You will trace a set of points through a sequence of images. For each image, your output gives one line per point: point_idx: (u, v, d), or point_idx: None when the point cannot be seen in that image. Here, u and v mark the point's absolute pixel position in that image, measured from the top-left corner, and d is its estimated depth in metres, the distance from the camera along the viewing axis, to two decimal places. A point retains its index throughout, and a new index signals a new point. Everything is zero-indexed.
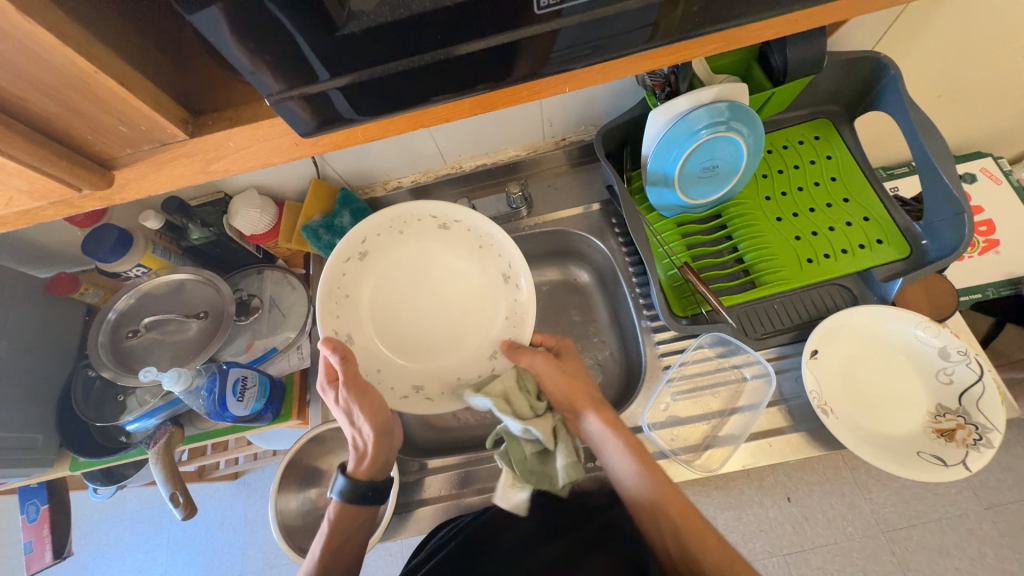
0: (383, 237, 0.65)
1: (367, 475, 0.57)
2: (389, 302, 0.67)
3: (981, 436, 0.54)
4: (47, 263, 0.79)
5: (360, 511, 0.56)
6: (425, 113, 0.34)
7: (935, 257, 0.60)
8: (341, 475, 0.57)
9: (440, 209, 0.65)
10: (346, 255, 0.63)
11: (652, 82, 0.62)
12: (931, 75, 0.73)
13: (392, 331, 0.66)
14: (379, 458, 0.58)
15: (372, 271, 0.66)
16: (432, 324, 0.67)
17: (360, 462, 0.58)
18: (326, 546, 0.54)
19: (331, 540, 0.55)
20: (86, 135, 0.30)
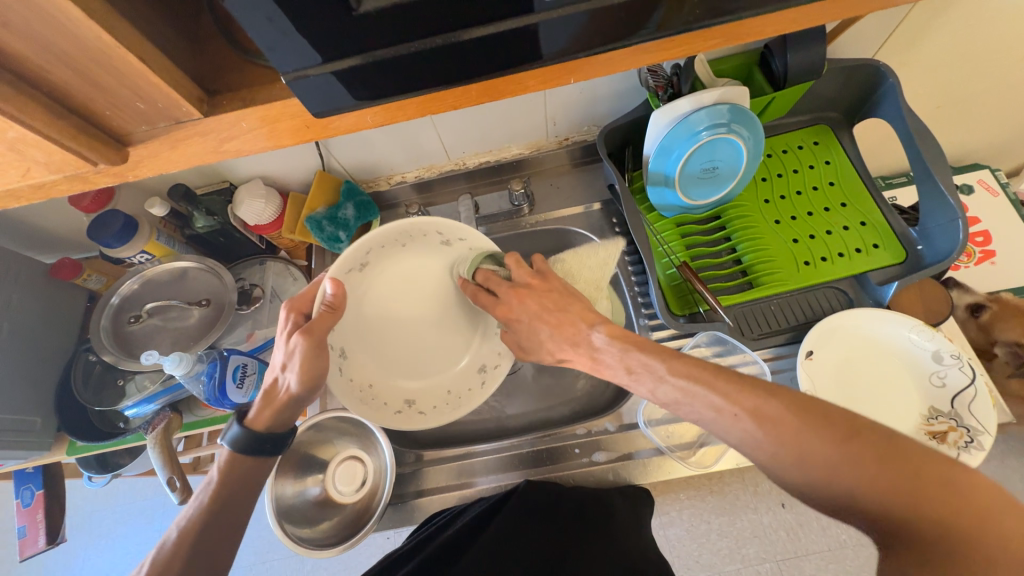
0: (342, 326, 0.56)
1: (260, 428, 0.56)
2: (388, 348, 0.61)
3: (972, 439, 0.55)
4: (52, 248, 0.80)
5: (257, 460, 0.56)
6: (433, 99, 0.35)
7: (930, 261, 0.61)
8: (236, 424, 0.55)
9: (349, 259, 0.51)
10: (335, 366, 0.55)
11: (655, 84, 0.63)
12: (930, 85, 0.74)
13: (411, 366, 0.63)
14: (283, 412, 0.56)
15: (355, 341, 0.58)
16: (426, 327, 0.63)
17: (261, 411, 0.56)
18: (217, 490, 0.53)
19: (223, 486, 0.54)
20: (103, 110, 0.31)
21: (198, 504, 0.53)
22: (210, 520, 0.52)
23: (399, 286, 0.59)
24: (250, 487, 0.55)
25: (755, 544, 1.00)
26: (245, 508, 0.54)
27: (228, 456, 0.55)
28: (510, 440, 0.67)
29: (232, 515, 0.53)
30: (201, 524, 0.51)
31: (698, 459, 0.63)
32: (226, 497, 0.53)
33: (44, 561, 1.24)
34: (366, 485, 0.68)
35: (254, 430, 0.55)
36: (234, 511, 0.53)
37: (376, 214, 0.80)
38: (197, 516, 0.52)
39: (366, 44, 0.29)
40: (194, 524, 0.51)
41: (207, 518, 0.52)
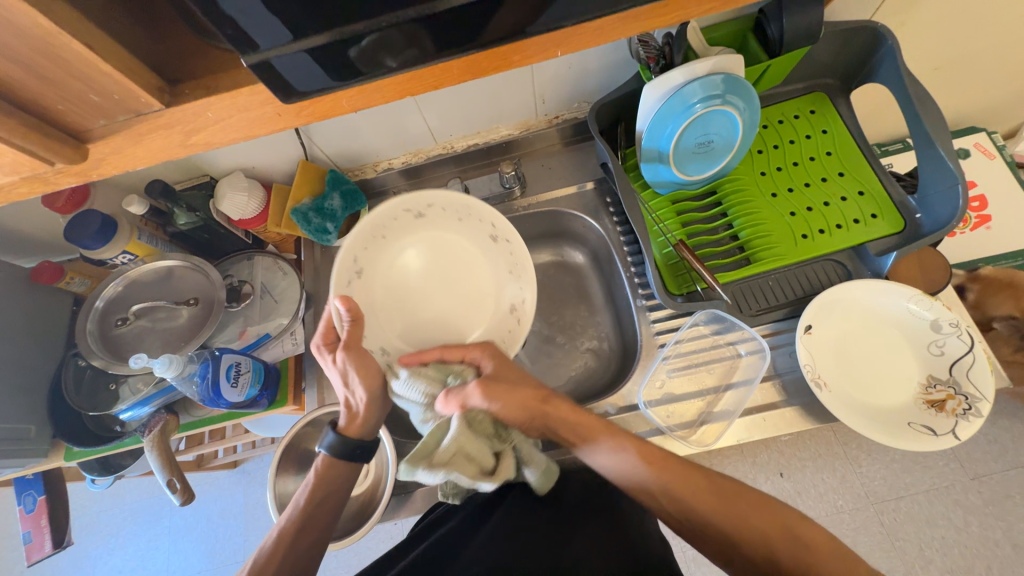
0: (374, 321, 0.62)
1: (353, 432, 0.55)
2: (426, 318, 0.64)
3: (970, 406, 0.55)
4: (31, 251, 0.77)
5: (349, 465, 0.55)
6: (412, 78, 0.33)
7: (929, 229, 0.60)
8: (330, 431, 0.55)
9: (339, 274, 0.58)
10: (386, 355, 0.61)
11: (646, 55, 0.60)
12: (928, 47, 0.72)
13: (454, 327, 0.65)
14: (371, 417, 0.56)
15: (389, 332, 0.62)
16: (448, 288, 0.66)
17: (352, 420, 0.56)
18: (311, 495, 0.53)
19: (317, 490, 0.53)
20: (56, 105, 0.29)
21: (295, 506, 0.53)
22: (303, 523, 0.52)
23: (404, 271, 0.65)
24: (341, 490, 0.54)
25: None
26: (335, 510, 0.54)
27: (324, 462, 0.54)
28: None
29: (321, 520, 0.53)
30: (295, 528, 0.52)
31: (699, 437, 0.63)
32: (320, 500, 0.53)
33: (54, 564, 1.25)
34: (369, 477, 0.68)
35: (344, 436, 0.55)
36: (324, 516, 0.53)
37: (363, 203, 0.78)
38: (294, 517, 0.52)
39: (335, 19, 0.27)
40: (289, 527, 0.52)
41: (298, 524, 0.52)
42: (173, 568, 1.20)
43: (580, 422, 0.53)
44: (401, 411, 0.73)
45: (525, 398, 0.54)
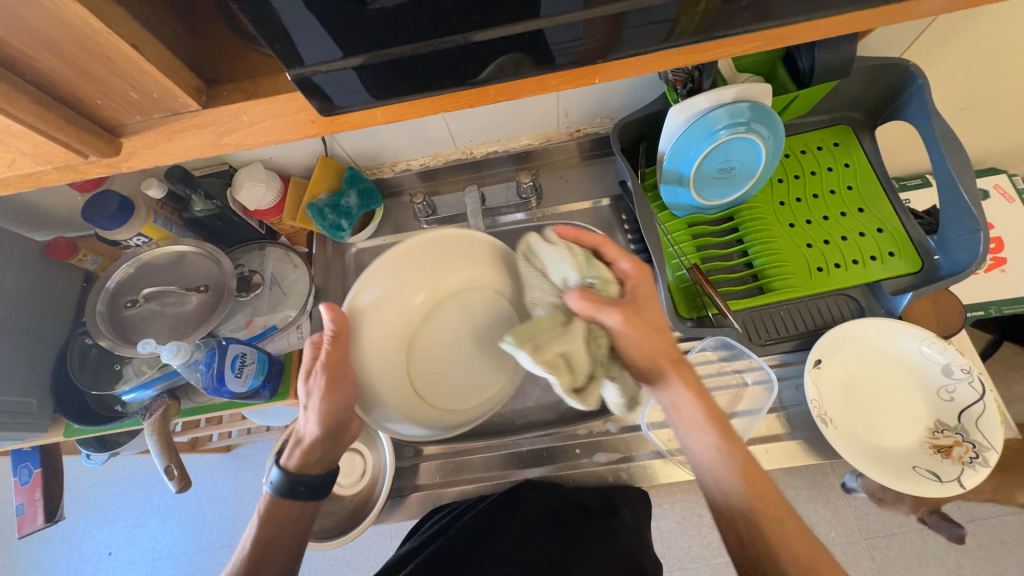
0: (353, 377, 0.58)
1: (306, 471, 0.55)
2: (442, 310, 0.69)
3: (977, 454, 0.54)
4: (47, 226, 0.78)
5: (297, 503, 0.54)
6: (447, 97, 0.33)
7: (947, 272, 0.60)
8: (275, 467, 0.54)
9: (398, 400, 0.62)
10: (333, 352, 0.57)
11: (673, 77, 0.60)
12: (956, 88, 0.71)
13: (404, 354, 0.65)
14: (317, 448, 0.55)
15: (398, 290, 0.66)
16: (463, 325, 0.68)
17: (295, 453, 0.56)
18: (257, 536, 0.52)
19: (263, 530, 0.52)
20: (93, 98, 0.29)
21: (240, 552, 0.51)
22: (258, 564, 0.50)
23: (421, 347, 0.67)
24: (290, 529, 0.53)
25: None
26: (293, 548, 0.52)
27: (268, 501, 0.54)
28: (509, 439, 0.68)
29: (277, 565, 0.51)
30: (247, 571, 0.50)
31: None
32: (268, 541, 0.52)
33: (42, 534, 1.26)
34: (364, 478, 0.69)
35: (292, 473, 0.54)
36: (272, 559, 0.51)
37: (379, 202, 0.78)
38: (241, 564, 0.51)
39: (382, 40, 0.27)
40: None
41: (251, 564, 0.50)
42: (160, 547, 1.20)
43: (693, 384, 0.51)
44: None
45: (667, 342, 0.52)
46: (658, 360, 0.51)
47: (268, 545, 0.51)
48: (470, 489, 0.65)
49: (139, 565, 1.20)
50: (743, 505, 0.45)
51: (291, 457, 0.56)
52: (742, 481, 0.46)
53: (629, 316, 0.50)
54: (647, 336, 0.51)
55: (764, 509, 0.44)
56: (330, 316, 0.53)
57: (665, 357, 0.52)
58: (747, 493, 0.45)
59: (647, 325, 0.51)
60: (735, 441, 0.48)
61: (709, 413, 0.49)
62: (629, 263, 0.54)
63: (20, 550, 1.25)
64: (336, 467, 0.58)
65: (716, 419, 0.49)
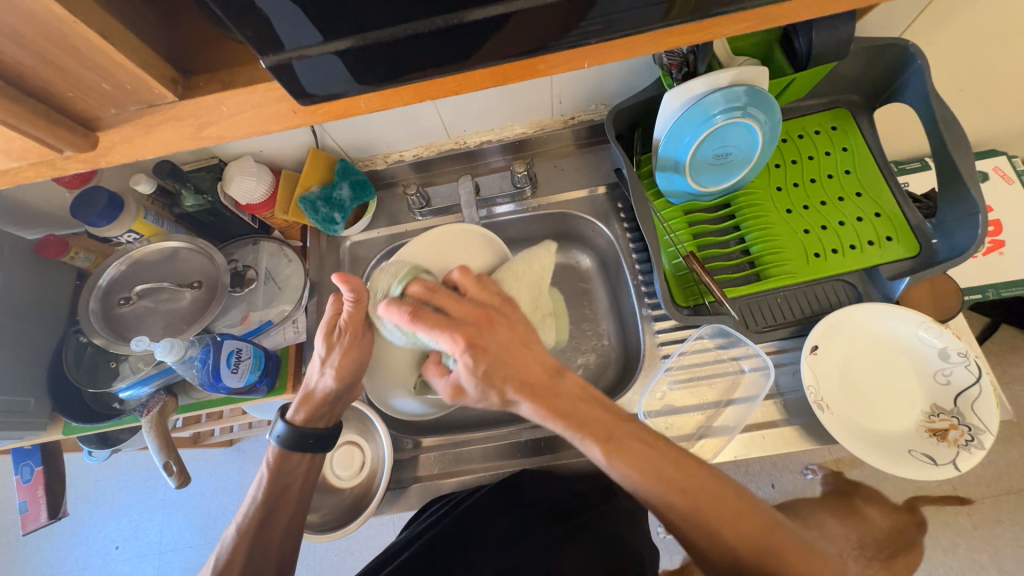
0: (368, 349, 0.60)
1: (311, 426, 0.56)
2: None
3: (973, 437, 0.54)
4: (36, 224, 0.77)
5: (305, 457, 0.56)
6: (433, 83, 0.32)
7: (944, 256, 0.59)
8: (281, 421, 0.56)
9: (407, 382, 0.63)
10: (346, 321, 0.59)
11: (668, 62, 0.58)
12: (957, 67, 0.70)
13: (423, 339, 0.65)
14: (324, 405, 0.57)
15: None
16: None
17: (302, 408, 0.57)
18: (267, 489, 0.54)
19: (274, 483, 0.54)
20: (65, 91, 0.28)
21: (251, 503, 0.54)
22: (266, 520, 0.53)
23: None
24: (300, 481, 0.56)
25: None
26: (303, 495, 0.55)
27: (276, 454, 0.55)
28: (507, 429, 0.68)
29: (287, 516, 0.54)
30: (259, 522, 0.53)
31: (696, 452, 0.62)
32: (279, 492, 0.54)
33: (49, 530, 1.27)
34: (364, 470, 0.70)
35: (300, 426, 0.56)
36: (275, 518, 0.53)
37: (372, 194, 0.77)
38: (253, 515, 0.53)
39: (362, 25, 0.26)
40: (249, 527, 0.52)
41: (262, 515, 0.53)
42: (166, 541, 1.22)
43: (549, 404, 0.48)
44: None
45: (526, 374, 0.50)
46: (487, 404, 0.50)
47: (279, 498, 0.54)
48: (469, 480, 0.66)
49: (146, 559, 1.21)
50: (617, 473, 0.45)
51: (299, 410, 0.57)
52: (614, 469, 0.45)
53: (461, 391, 0.51)
54: (488, 381, 0.49)
55: (663, 486, 0.44)
56: (345, 283, 0.52)
57: (507, 396, 0.49)
58: (627, 477, 0.45)
59: (489, 378, 0.49)
60: (606, 441, 0.46)
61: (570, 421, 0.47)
62: (456, 329, 0.50)
63: (28, 546, 1.26)
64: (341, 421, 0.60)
65: (579, 428, 0.47)
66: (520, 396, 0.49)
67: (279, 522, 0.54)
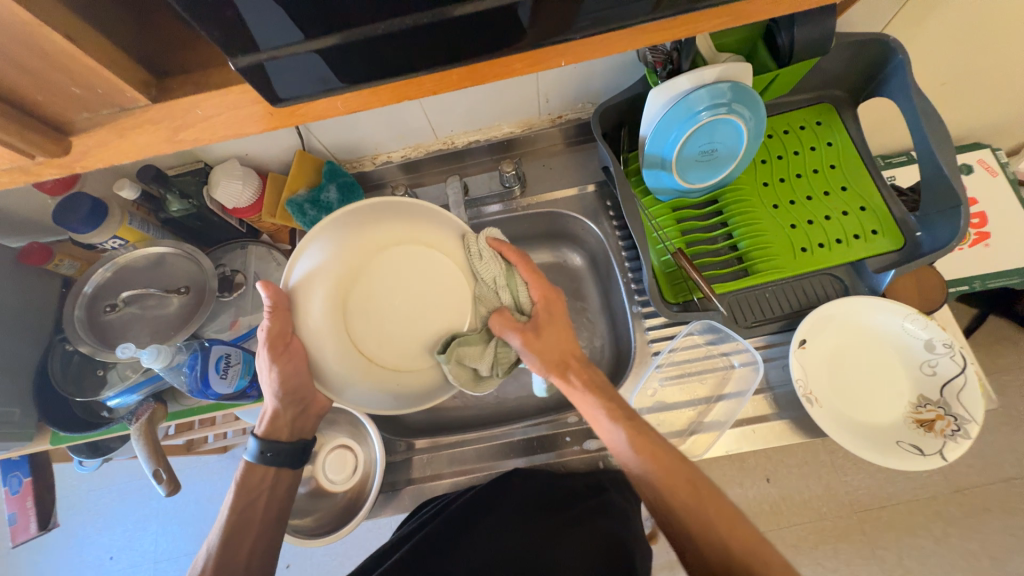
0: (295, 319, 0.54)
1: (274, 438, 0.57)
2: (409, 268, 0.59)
3: (959, 427, 0.55)
4: (20, 232, 0.76)
5: (270, 469, 0.57)
6: (414, 83, 0.32)
7: (928, 249, 0.60)
8: (252, 437, 0.56)
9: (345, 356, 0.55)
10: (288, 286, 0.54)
11: (653, 59, 0.59)
12: (939, 62, 0.71)
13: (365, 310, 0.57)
14: (285, 418, 0.58)
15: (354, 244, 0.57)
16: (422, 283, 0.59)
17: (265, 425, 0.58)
18: (235, 503, 0.55)
19: (240, 498, 0.55)
20: (37, 96, 0.28)
21: (220, 522, 0.54)
22: (233, 536, 0.53)
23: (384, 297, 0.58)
24: (267, 498, 0.57)
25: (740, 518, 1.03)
26: (272, 507, 0.57)
27: (246, 467, 0.56)
28: (500, 429, 0.68)
29: (256, 530, 0.55)
30: (226, 540, 0.53)
31: (689, 448, 0.64)
32: (243, 508, 0.55)
33: (41, 541, 1.25)
34: (356, 474, 0.69)
35: (265, 439, 0.57)
36: (246, 533, 0.54)
37: (360, 196, 0.77)
38: (221, 532, 0.54)
39: (336, 24, 0.26)
40: (215, 547, 0.52)
41: (231, 532, 0.54)
42: (160, 549, 1.21)
43: (586, 377, 0.56)
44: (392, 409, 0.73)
45: (568, 345, 0.59)
46: (547, 367, 0.57)
47: (243, 516, 0.55)
48: (461, 481, 0.66)
49: (140, 569, 1.20)
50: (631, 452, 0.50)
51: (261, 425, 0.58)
52: (630, 447, 0.50)
53: (531, 340, 0.57)
54: (549, 344, 0.57)
55: (653, 468, 0.49)
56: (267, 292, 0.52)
57: (560, 359, 0.57)
58: (638, 456, 0.50)
59: (549, 341, 0.58)
60: (630, 421, 0.52)
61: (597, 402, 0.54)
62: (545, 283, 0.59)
63: (20, 559, 1.25)
64: (309, 436, 0.61)
65: (609, 401, 0.54)
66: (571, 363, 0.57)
67: (252, 534, 0.55)
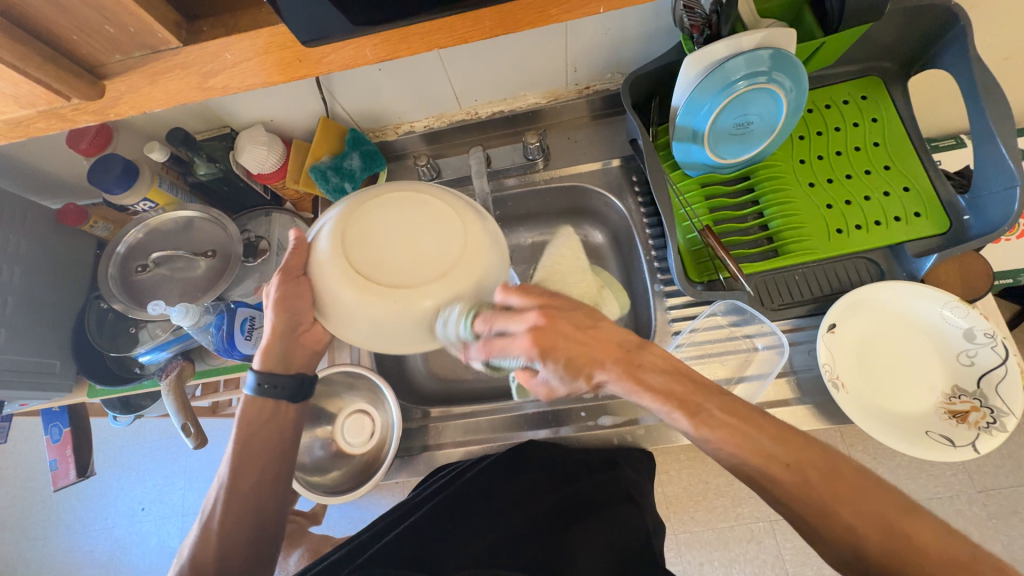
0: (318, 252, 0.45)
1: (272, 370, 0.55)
2: (430, 221, 0.43)
3: (995, 420, 0.52)
4: (57, 193, 0.79)
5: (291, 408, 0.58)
6: (439, 30, 0.31)
7: (976, 233, 0.57)
8: (250, 372, 0.56)
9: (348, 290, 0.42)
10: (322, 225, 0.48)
11: (691, 23, 0.55)
12: (1003, 34, 0.65)
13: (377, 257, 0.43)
14: (276, 350, 0.55)
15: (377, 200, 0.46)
16: (439, 221, 0.44)
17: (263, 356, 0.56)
18: (239, 435, 0.55)
19: (243, 431, 0.56)
20: (71, 36, 0.28)
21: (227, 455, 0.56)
22: (240, 470, 0.55)
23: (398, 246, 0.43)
24: (272, 432, 0.57)
25: (749, 505, 1.02)
26: (279, 445, 0.57)
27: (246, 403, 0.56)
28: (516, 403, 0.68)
29: (258, 469, 0.56)
30: (233, 471, 0.55)
31: None
32: (246, 442, 0.55)
33: (79, 490, 1.34)
34: (373, 438, 0.71)
35: (261, 373, 0.55)
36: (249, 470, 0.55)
37: (382, 164, 0.76)
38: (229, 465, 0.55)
39: None
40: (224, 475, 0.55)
41: (236, 467, 0.55)
42: (188, 504, 1.27)
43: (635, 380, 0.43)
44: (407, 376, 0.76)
45: (600, 351, 0.44)
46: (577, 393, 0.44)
47: (247, 451, 0.56)
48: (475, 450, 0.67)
49: (169, 521, 1.27)
50: (706, 444, 0.42)
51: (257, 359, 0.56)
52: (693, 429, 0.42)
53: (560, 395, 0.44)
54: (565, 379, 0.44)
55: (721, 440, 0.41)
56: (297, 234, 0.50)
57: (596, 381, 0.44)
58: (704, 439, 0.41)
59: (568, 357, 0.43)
60: (695, 413, 0.42)
61: (656, 394, 0.42)
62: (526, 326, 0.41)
63: (60, 505, 1.33)
64: (309, 373, 0.58)
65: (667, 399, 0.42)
66: (603, 374, 0.44)
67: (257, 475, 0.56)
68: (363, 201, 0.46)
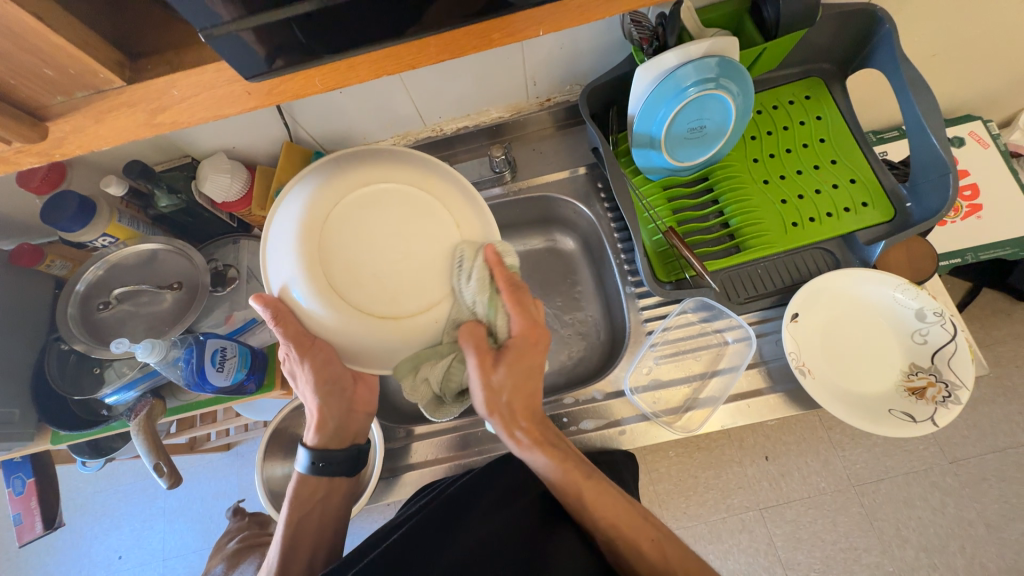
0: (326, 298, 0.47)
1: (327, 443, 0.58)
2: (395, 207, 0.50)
3: (950, 393, 0.56)
4: (9, 234, 0.76)
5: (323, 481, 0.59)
6: (389, 56, 0.32)
7: (918, 219, 0.60)
8: (303, 448, 0.58)
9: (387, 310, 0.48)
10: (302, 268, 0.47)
11: (639, 36, 0.58)
12: (927, 33, 0.70)
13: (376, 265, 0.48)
14: (329, 421, 0.58)
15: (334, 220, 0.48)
16: (402, 205, 0.50)
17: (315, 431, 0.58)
18: (291, 515, 0.56)
19: (295, 511, 0.57)
20: (8, 80, 0.28)
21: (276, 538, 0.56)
22: (288, 554, 0.54)
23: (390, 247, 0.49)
24: (320, 509, 0.58)
25: (738, 495, 1.04)
26: (322, 521, 0.58)
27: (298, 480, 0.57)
28: None
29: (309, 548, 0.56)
30: (284, 554, 0.54)
31: (684, 424, 0.63)
32: (298, 522, 0.56)
33: (49, 543, 1.26)
34: None
35: (318, 449, 0.57)
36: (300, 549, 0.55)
37: None
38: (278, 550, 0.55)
39: None
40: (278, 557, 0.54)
41: (287, 548, 0.55)
42: (169, 547, 1.22)
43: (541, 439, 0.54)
44: (390, 397, 0.76)
45: (533, 386, 0.54)
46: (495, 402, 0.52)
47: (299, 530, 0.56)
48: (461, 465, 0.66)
49: (149, 566, 1.21)
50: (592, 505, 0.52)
51: (312, 434, 0.58)
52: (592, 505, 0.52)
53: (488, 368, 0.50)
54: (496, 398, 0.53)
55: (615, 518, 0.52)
56: (263, 303, 0.47)
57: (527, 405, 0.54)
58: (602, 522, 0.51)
59: (523, 371, 0.52)
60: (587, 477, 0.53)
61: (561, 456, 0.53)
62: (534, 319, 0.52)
63: (29, 561, 1.26)
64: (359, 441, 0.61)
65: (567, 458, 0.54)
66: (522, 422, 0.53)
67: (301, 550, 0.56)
68: (314, 230, 0.47)
